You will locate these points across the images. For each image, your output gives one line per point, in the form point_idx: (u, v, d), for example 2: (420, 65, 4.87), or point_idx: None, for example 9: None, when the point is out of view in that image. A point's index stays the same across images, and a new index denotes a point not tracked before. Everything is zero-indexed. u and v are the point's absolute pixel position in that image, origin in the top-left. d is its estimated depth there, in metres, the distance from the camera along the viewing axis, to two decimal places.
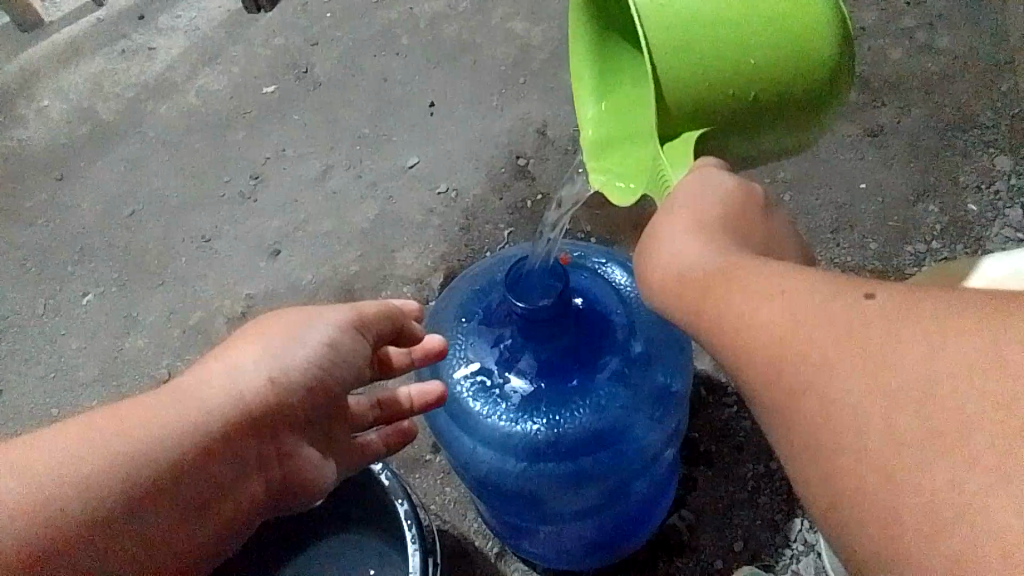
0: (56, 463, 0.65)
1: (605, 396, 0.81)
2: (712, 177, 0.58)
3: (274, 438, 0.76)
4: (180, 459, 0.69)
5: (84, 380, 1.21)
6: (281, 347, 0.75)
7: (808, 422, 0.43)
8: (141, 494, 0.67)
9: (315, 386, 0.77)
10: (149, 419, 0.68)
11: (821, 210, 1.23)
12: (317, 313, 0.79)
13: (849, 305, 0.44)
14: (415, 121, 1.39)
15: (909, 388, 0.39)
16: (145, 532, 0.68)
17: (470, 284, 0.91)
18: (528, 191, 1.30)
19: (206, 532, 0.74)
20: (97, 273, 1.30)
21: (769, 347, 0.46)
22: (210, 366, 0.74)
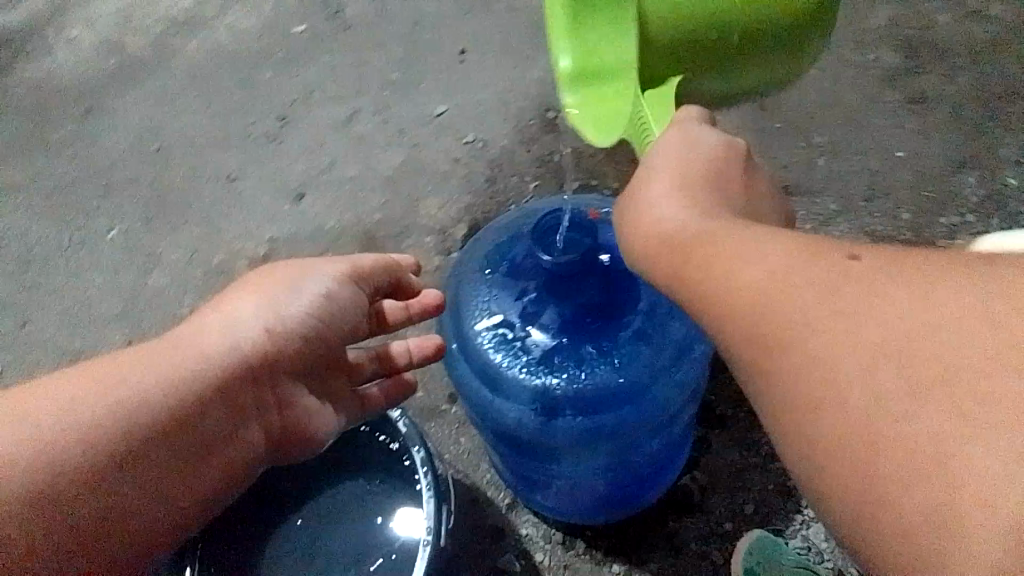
0: (64, 408, 0.67)
1: (627, 354, 0.80)
2: (691, 135, 0.60)
3: (275, 385, 0.79)
4: (183, 404, 0.71)
5: (107, 314, 1.22)
6: (278, 295, 0.80)
7: (792, 383, 0.43)
8: (147, 439, 0.69)
9: (312, 334, 0.81)
10: (153, 364, 0.71)
11: (854, 177, 1.21)
12: (314, 268, 0.84)
13: (833, 264, 0.44)
14: (445, 68, 1.37)
15: (893, 342, 0.40)
16: (152, 479, 0.70)
17: (495, 236, 0.91)
18: (556, 145, 1.28)
19: (211, 484, 0.75)
20: (123, 207, 1.31)
21: (751, 309, 0.46)
22: (212, 318, 0.79)
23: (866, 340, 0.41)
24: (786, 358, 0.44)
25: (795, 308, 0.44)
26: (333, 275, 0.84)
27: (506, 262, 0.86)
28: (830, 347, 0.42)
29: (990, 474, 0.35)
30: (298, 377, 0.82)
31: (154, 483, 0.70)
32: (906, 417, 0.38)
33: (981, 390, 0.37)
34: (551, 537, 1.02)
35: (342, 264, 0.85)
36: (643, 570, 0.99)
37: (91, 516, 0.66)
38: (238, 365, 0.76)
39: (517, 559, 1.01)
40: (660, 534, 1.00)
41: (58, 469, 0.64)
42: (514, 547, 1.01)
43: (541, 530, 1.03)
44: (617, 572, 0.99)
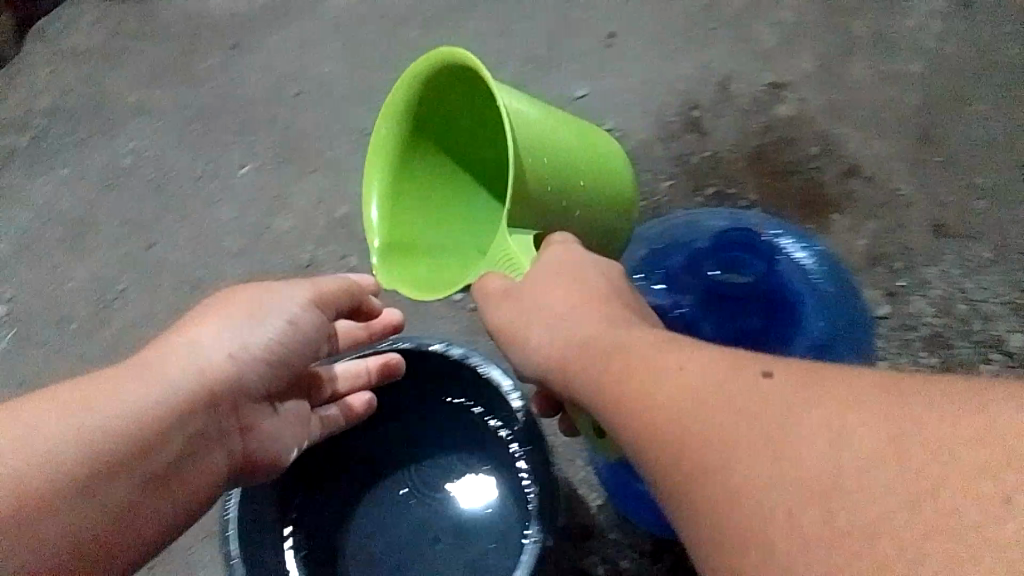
0: (22, 443, 0.60)
1: None
2: (573, 245, 0.67)
3: (233, 410, 0.75)
4: (152, 432, 0.67)
5: (232, 251, 1.25)
6: (240, 322, 0.77)
7: (728, 498, 0.41)
8: (113, 466, 0.63)
9: (271, 364, 0.78)
10: (116, 393, 0.66)
11: (1012, 227, 1.14)
12: (276, 293, 0.80)
13: (748, 383, 0.45)
14: (592, 50, 1.33)
15: (826, 456, 0.39)
16: (122, 508, 0.64)
17: (665, 227, 0.89)
18: (696, 146, 1.24)
19: (181, 509, 0.70)
20: (256, 145, 1.32)
21: (682, 429, 0.46)
22: (165, 350, 0.73)
23: (789, 463, 0.40)
24: (719, 486, 0.42)
25: (712, 423, 0.44)
26: (299, 301, 0.81)
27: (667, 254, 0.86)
28: (751, 485, 0.41)
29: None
30: (259, 400, 0.79)
31: (126, 511, 0.64)
32: (845, 534, 0.36)
33: (915, 500, 0.35)
34: (640, 548, 1.00)
35: (304, 290, 0.81)
36: None
37: (67, 554, 0.60)
38: (201, 396, 0.71)
39: (602, 563, 0.99)
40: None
41: (24, 506, 0.58)
42: (597, 552, 1.00)
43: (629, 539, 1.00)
44: None
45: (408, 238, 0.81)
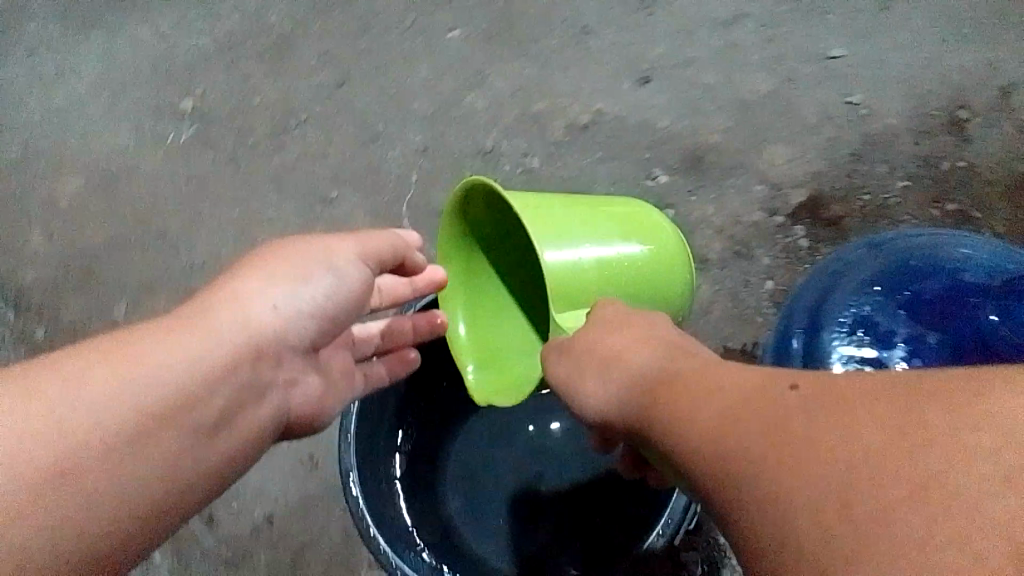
0: (66, 405, 0.56)
1: None
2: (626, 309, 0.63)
3: (276, 366, 0.73)
4: (195, 389, 0.64)
5: (415, 115, 1.17)
6: (294, 281, 0.72)
7: (767, 523, 0.35)
8: (164, 416, 0.61)
9: (320, 322, 0.75)
10: (161, 348, 0.62)
11: None
12: (323, 247, 0.75)
13: (783, 391, 0.39)
14: (866, 6, 1.12)
15: (890, 472, 0.32)
16: (168, 466, 0.62)
17: (920, 236, 0.77)
18: (950, 152, 1.06)
19: (223, 461, 0.68)
20: (470, 10, 1.18)
21: (717, 443, 0.40)
22: (207, 301, 0.68)
23: (834, 470, 0.34)
24: (751, 491, 0.37)
25: (748, 434, 0.38)
26: (348, 257, 0.76)
27: (921, 264, 0.74)
28: (749, 456, 0.37)
29: None
30: (302, 356, 0.76)
31: (173, 470, 0.62)
32: (824, 516, 0.33)
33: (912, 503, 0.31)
34: None
35: (352, 246, 0.77)
36: None
37: (115, 517, 0.58)
38: (253, 358, 0.69)
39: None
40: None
41: (70, 472, 0.55)
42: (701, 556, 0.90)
43: None
44: None
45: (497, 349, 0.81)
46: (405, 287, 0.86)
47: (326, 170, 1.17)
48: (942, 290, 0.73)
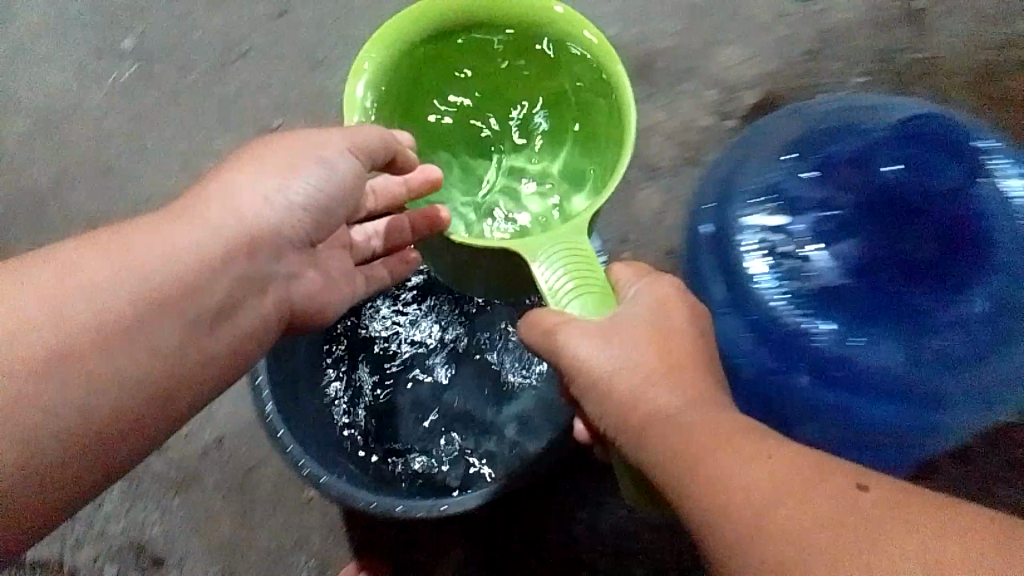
0: (63, 290, 0.47)
1: (932, 344, 0.68)
2: (688, 303, 0.57)
3: (275, 260, 0.61)
4: (183, 278, 0.53)
5: None
6: (272, 181, 0.60)
7: (715, 522, 0.41)
8: (149, 309, 0.50)
9: (314, 222, 0.64)
10: (133, 256, 0.51)
11: None
12: (307, 138, 0.62)
13: (838, 488, 0.39)
14: None
15: (771, 520, 0.38)
16: (165, 363, 0.51)
17: (822, 108, 0.77)
18: (908, 43, 1.00)
19: (224, 372, 0.56)
20: None
21: (714, 454, 0.43)
22: (193, 197, 0.58)
23: (755, 515, 0.39)
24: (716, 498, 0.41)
25: (738, 469, 0.42)
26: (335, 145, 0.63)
27: (828, 138, 0.75)
28: (744, 476, 0.41)
29: None
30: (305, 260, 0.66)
31: (176, 368, 0.51)
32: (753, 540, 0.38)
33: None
34: None
35: (341, 136, 0.62)
36: None
37: (105, 440, 0.47)
38: (251, 260, 0.58)
39: None
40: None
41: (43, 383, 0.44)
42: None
43: None
44: None
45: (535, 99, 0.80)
46: (402, 186, 0.71)
47: (258, 65, 1.02)
48: (850, 153, 0.73)
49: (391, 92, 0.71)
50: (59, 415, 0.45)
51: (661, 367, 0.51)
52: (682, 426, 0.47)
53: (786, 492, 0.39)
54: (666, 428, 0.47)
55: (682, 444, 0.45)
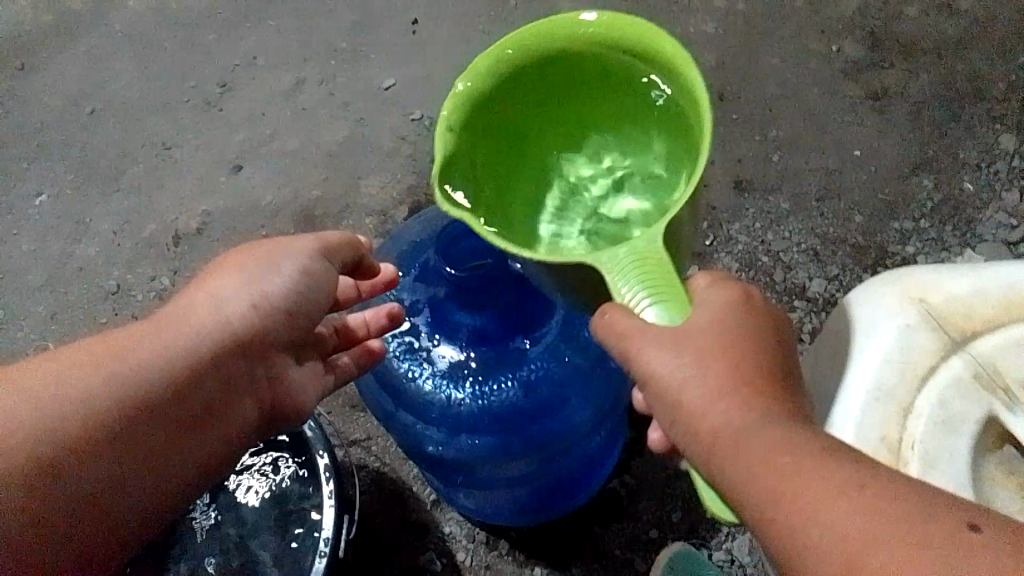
0: (66, 386, 0.56)
1: (535, 370, 0.76)
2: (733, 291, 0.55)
3: (263, 359, 0.68)
4: (181, 377, 0.61)
5: (32, 284, 1.19)
6: (254, 274, 0.68)
7: (796, 531, 0.44)
8: (145, 410, 0.59)
9: (297, 315, 0.69)
10: (127, 355, 0.60)
11: (807, 176, 1.12)
12: (283, 245, 0.71)
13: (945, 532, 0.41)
14: (395, 40, 1.27)
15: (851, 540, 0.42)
16: (150, 462, 0.59)
17: (413, 226, 0.86)
18: None
19: (217, 461, 0.65)
20: (52, 172, 1.27)
21: (783, 469, 0.46)
22: (184, 301, 0.66)
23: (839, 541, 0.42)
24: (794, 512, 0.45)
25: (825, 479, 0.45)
26: (305, 249, 0.71)
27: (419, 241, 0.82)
28: (835, 496, 0.44)
29: None
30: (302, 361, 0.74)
31: (159, 470, 0.60)
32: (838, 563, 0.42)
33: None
34: (474, 536, 0.94)
35: (312, 239, 0.72)
36: None
37: (102, 535, 0.58)
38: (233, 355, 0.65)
39: (439, 558, 0.94)
40: (584, 566, 0.91)
41: (49, 478, 0.54)
42: (376, 462, 0.99)
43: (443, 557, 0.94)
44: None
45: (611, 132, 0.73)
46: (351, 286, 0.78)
47: None
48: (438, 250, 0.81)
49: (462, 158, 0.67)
50: (45, 506, 0.54)
51: (730, 383, 0.51)
52: (761, 438, 0.49)
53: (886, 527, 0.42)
54: (743, 447, 0.49)
55: (762, 470, 0.47)
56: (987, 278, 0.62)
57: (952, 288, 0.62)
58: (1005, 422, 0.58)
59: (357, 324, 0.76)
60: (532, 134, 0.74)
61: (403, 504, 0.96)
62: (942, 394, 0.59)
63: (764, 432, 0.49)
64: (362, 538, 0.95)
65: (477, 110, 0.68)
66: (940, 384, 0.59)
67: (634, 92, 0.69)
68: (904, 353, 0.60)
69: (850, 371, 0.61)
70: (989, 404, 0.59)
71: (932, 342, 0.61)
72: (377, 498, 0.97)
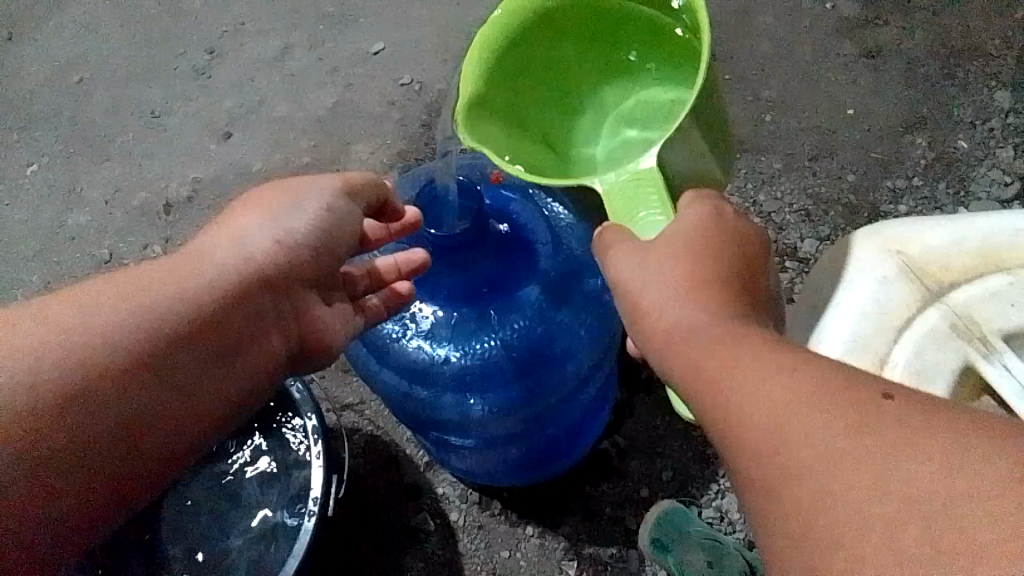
0: (93, 315, 0.54)
1: (518, 328, 0.76)
2: (701, 234, 0.56)
3: (291, 297, 0.66)
4: (206, 308, 0.59)
5: (25, 255, 1.20)
6: (279, 211, 0.67)
7: (740, 442, 0.44)
8: (172, 338, 0.57)
9: (322, 251, 0.68)
10: (152, 287, 0.58)
11: (799, 135, 1.11)
12: (304, 183, 0.70)
13: (871, 404, 0.40)
14: (384, 5, 1.26)
15: (779, 426, 0.42)
16: (180, 391, 0.57)
17: (404, 187, 0.86)
18: None
19: (245, 397, 0.62)
20: (42, 142, 1.27)
21: (729, 379, 0.46)
22: (205, 242, 0.65)
23: (771, 436, 0.42)
24: (739, 419, 0.45)
25: (760, 378, 0.45)
26: (328, 187, 0.69)
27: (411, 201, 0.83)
28: (772, 389, 0.44)
29: (885, 508, 0.36)
30: (332, 297, 0.71)
31: (188, 401, 0.57)
32: (771, 456, 0.42)
33: (852, 487, 0.38)
34: (468, 496, 0.95)
35: (334, 177, 0.70)
36: (556, 536, 0.92)
37: (133, 467, 0.55)
38: (259, 291, 0.63)
39: (432, 518, 0.94)
40: (575, 525, 0.92)
41: (78, 404, 0.52)
42: (368, 426, 1.00)
43: (436, 518, 0.95)
44: (530, 534, 0.93)
45: (618, 75, 0.78)
46: (383, 228, 0.76)
47: None
48: None
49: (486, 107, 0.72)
50: (62, 433, 0.51)
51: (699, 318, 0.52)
52: (714, 352, 0.49)
53: (813, 407, 0.41)
54: (700, 363, 0.49)
55: (716, 379, 0.47)
56: (967, 230, 0.62)
57: (930, 242, 0.62)
58: (982, 371, 0.58)
59: (386, 268, 0.74)
60: (555, 74, 0.77)
61: (396, 467, 0.97)
62: (919, 344, 0.59)
63: (723, 342, 0.49)
64: (356, 499, 0.96)
65: (500, 63, 0.72)
66: (916, 336, 0.59)
67: (637, 35, 0.76)
68: (882, 306, 0.60)
69: (828, 324, 0.61)
70: (964, 354, 0.59)
71: (909, 293, 0.61)
72: (369, 460, 0.98)
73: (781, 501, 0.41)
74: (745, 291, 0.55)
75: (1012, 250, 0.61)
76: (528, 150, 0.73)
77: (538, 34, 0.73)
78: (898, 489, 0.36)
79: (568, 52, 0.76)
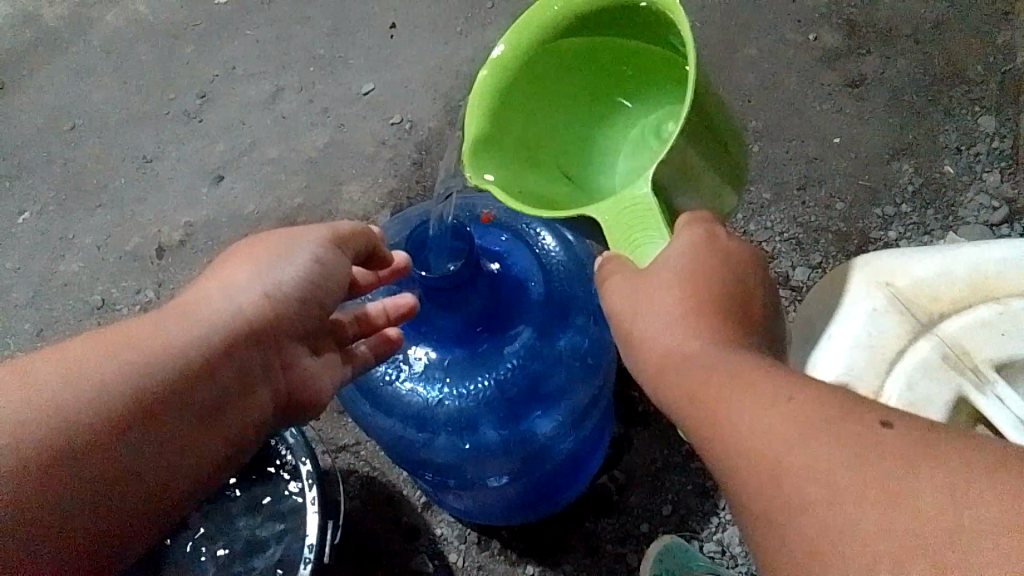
0: (82, 373, 0.54)
1: (512, 367, 0.76)
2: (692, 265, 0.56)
3: (277, 351, 0.66)
4: (195, 363, 0.59)
5: (17, 303, 1.19)
6: (267, 264, 0.67)
7: (738, 478, 0.44)
8: (161, 394, 0.56)
9: (310, 303, 0.68)
10: (143, 342, 0.58)
11: (788, 165, 1.12)
12: (294, 233, 0.70)
13: (866, 435, 0.40)
14: (373, 46, 1.27)
15: (775, 461, 0.42)
16: (168, 447, 0.57)
17: (392, 228, 0.87)
18: None
19: (233, 451, 0.62)
20: (34, 191, 1.27)
21: (724, 415, 0.46)
22: (195, 295, 0.65)
23: (767, 471, 0.42)
24: (734, 456, 0.44)
25: (754, 412, 0.45)
26: (316, 237, 0.70)
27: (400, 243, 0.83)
28: (766, 424, 0.44)
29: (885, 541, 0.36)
30: (319, 348, 0.71)
31: (176, 457, 0.57)
32: (769, 492, 0.42)
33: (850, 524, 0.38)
34: (466, 536, 0.94)
35: (322, 227, 0.70)
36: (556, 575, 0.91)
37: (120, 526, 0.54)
38: (247, 343, 0.63)
39: (431, 559, 0.94)
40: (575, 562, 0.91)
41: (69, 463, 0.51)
42: (365, 467, 0.99)
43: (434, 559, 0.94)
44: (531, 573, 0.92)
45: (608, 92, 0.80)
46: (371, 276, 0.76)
47: None
48: None
49: (494, 135, 0.73)
50: (55, 492, 0.51)
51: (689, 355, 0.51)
52: (708, 387, 0.49)
53: (809, 442, 0.41)
54: (695, 401, 0.49)
55: (711, 416, 0.47)
56: (954, 259, 0.62)
57: (919, 271, 0.62)
58: (975, 402, 0.58)
59: (375, 315, 0.74)
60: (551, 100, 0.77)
61: (394, 507, 0.96)
62: (910, 375, 0.59)
63: (716, 376, 0.49)
64: (354, 542, 0.95)
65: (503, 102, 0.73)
66: (908, 368, 0.60)
67: (627, 56, 0.77)
68: (873, 338, 0.60)
69: (819, 356, 0.61)
70: (957, 385, 0.59)
71: (900, 324, 0.61)
72: (366, 502, 0.97)
73: (781, 537, 0.40)
74: (737, 322, 0.54)
75: (1001, 277, 0.61)
76: (536, 180, 0.74)
77: (537, 67, 0.74)
78: (896, 522, 0.36)
79: (565, 79, 0.77)
